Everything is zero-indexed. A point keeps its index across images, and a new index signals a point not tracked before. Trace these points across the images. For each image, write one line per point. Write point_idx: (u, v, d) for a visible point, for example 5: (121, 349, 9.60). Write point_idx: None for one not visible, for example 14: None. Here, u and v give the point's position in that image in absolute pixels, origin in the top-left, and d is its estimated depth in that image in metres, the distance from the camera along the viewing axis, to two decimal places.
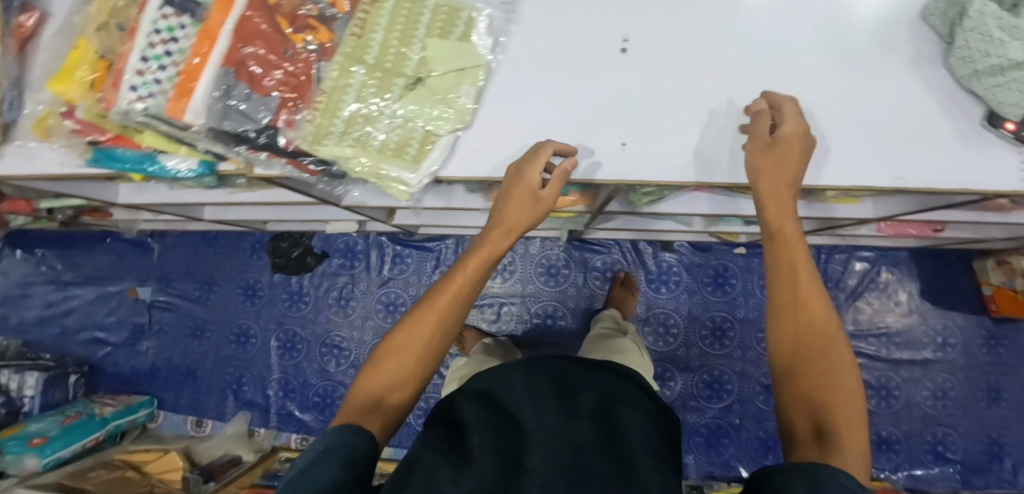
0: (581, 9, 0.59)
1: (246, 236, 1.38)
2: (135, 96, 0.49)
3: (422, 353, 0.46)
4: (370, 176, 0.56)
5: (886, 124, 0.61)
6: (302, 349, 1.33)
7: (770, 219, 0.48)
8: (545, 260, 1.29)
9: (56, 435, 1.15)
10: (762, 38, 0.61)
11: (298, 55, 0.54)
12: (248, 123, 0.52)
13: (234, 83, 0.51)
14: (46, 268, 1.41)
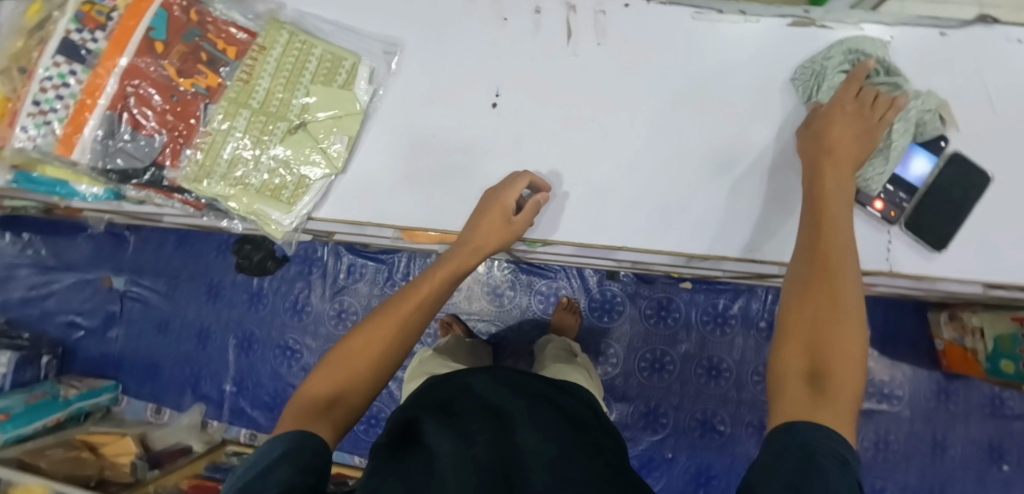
0: (459, 62, 0.61)
1: (213, 237, 1.44)
2: (26, 136, 0.55)
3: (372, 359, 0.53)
4: (248, 214, 0.60)
5: (753, 192, 0.58)
6: (258, 349, 1.40)
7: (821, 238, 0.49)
8: (492, 280, 1.31)
9: (19, 413, 1.24)
10: (641, 94, 0.59)
11: (186, 97, 0.58)
12: (134, 163, 0.58)
13: (117, 126, 0.57)
14: (32, 253, 1.50)
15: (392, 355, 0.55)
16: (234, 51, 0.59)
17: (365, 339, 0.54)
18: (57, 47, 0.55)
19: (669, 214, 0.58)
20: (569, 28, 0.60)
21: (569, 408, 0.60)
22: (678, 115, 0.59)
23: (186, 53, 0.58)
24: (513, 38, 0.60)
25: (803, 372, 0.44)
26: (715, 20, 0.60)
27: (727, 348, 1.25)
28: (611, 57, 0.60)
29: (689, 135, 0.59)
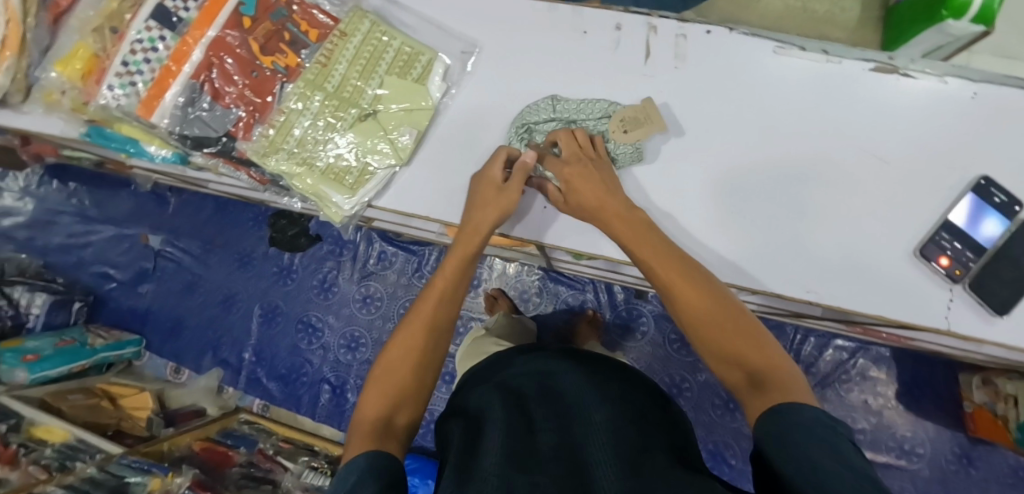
0: (533, 69, 0.61)
1: (250, 209, 1.47)
2: (112, 94, 0.57)
3: (410, 362, 0.57)
4: (311, 195, 0.62)
5: (815, 235, 0.57)
6: (280, 322, 1.42)
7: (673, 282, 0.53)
8: (520, 284, 1.31)
9: (48, 355, 1.27)
10: (713, 121, 0.59)
11: (265, 73, 0.59)
12: (208, 132, 0.60)
13: (198, 96, 0.59)
14: (76, 201, 1.54)
15: (425, 354, 0.58)
16: (316, 35, 0.60)
17: (392, 363, 0.57)
18: (150, 12, 0.57)
19: (733, 253, 0.58)
20: (648, 48, 0.60)
21: (612, 384, 0.67)
22: (743, 147, 0.59)
23: (272, 32, 0.59)
24: (589, 53, 0.61)
25: (745, 382, 0.49)
26: (797, 58, 0.59)
27: None
28: (687, 83, 0.59)
29: (758, 170, 0.58)
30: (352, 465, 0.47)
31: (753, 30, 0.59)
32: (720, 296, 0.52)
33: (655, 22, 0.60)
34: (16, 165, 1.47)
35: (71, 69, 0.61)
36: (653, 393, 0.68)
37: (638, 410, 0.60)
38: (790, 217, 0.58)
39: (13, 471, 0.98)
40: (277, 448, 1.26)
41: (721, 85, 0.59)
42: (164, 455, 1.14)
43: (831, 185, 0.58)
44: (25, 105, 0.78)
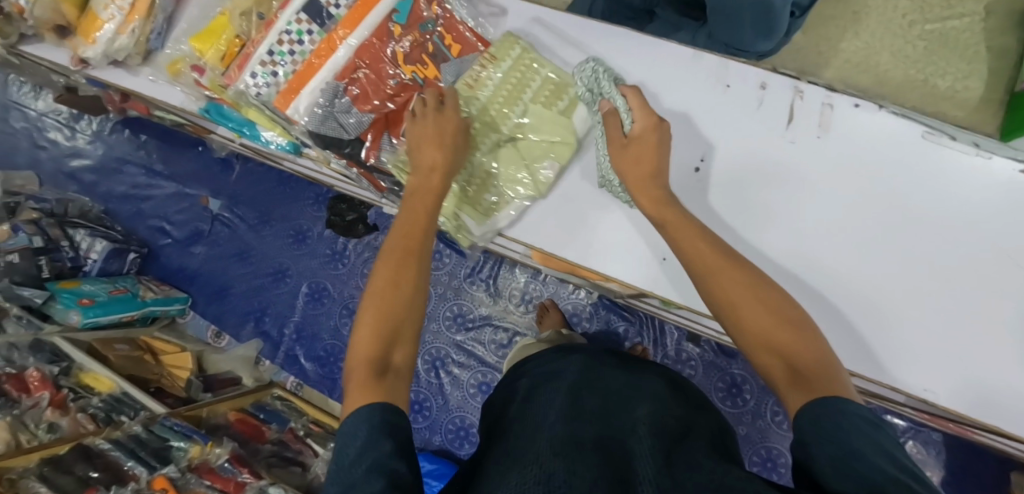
0: (683, 120, 0.62)
1: (312, 188, 1.48)
2: (255, 82, 0.60)
3: (398, 306, 0.52)
4: (446, 218, 0.67)
5: (938, 326, 0.57)
6: (325, 304, 1.43)
7: (721, 283, 0.51)
8: (571, 307, 1.30)
9: (102, 301, 1.29)
10: (848, 195, 0.60)
11: (403, 83, 0.62)
12: (341, 134, 0.62)
13: (340, 97, 0.61)
14: (143, 154, 1.57)
15: (404, 283, 0.53)
16: (458, 50, 0.64)
17: (387, 289, 0.52)
18: (302, 4, 0.59)
19: (850, 332, 0.58)
20: (793, 112, 0.61)
21: (651, 389, 0.65)
22: (873, 226, 0.59)
23: (418, 41, 0.62)
24: (733, 110, 0.62)
25: (787, 376, 0.46)
26: (945, 146, 0.59)
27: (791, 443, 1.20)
28: (827, 152, 0.60)
29: (879, 248, 0.59)
30: (359, 417, 0.43)
31: (905, 111, 0.60)
32: (768, 294, 0.50)
33: (802, 87, 0.61)
34: (94, 111, 1.50)
35: (210, 48, 0.63)
36: (692, 401, 0.66)
37: (679, 414, 0.58)
38: (899, 298, 0.58)
39: (62, 417, 0.99)
40: (307, 430, 1.26)
41: (859, 159, 0.60)
42: (201, 421, 1.15)
43: (958, 281, 0.58)
44: (141, 68, 0.79)
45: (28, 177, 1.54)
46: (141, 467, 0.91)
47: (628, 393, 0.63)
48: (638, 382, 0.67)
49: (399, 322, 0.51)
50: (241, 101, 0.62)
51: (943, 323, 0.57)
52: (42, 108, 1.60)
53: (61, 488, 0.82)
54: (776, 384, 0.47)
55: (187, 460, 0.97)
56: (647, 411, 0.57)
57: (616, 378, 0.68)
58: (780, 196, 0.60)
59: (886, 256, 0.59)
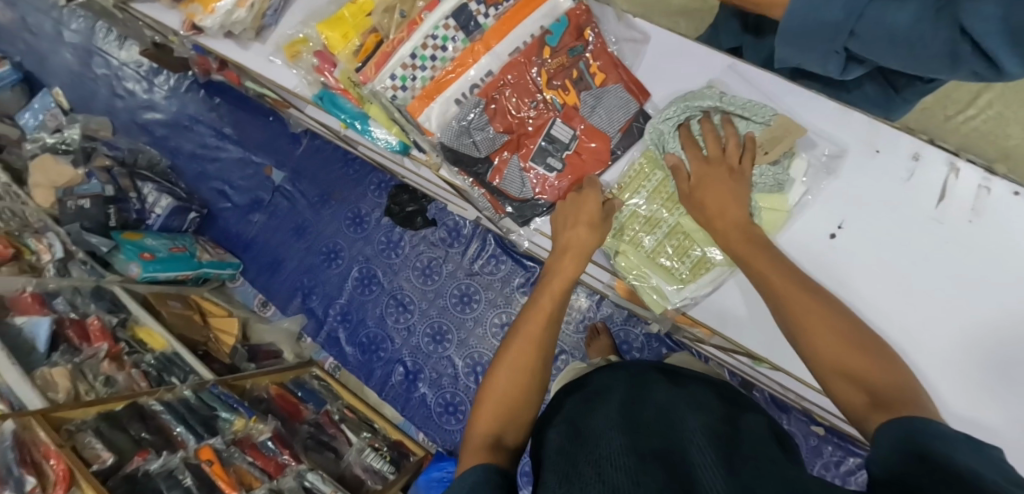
0: (835, 185, 0.62)
1: (375, 174, 1.47)
2: (391, 84, 0.58)
3: (518, 397, 0.56)
4: (629, 274, 0.64)
5: None
6: (374, 291, 1.43)
7: (805, 319, 0.52)
8: (622, 334, 1.27)
9: (161, 257, 1.30)
10: (986, 282, 0.60)
11: (541, 105, 0.61)
12: (472, 151, 0.61)
13: (478, 114, 0.59)
14: (215, 116, 1.58)
15: (529, 364, 0.57)
16: (602, 78, 0.62)
17: (512, 365, 0.57)
18: (452, 10, 0.58)
19: (967, 412, 0.60)
20: (945, 191, 0.60)
21: (703, 397, 0.62)
22: (1009, 317, 0.59)
23: (564, 67, 0.61)
24: (885, 181, 0.61)
25: (867, 405, 0.46)
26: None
27: None
28: (971, 237, 0.60)
29: (998, 336, 0.59)
30: (467, 475, 0.45)
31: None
32: (854, 334, 0.50)
33: (960, 165, 0.60)
34: (175, 68, 1.52)
35: (343, 38, 0.62)
36: (736, 403, 0.63)
37: (727, 419, 0.55)
38: (1001, 386, 0.60)
39: (119, 372, 1.00)
40: (342, 415, 1.26)
41: (1003, 248, 0.59)
42: (244, 391, 1.16)
43: None
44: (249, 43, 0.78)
45: (103, 124, 1.57)
46: (189, 434, 0.91)
47: (678, 400, 0.60)
48: (692, 391, 0.64)
49: (517, 410, 0.55)
50: (370, 98, 0.61)
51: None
52: (124, 58, 1.63)
53: (116, 447, 0.82)
54: (857, 417, 0.47)
55: (232, 433, 0.97)
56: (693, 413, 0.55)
57: (668, 388, 0.65)
58: (909, 273, 0.61)
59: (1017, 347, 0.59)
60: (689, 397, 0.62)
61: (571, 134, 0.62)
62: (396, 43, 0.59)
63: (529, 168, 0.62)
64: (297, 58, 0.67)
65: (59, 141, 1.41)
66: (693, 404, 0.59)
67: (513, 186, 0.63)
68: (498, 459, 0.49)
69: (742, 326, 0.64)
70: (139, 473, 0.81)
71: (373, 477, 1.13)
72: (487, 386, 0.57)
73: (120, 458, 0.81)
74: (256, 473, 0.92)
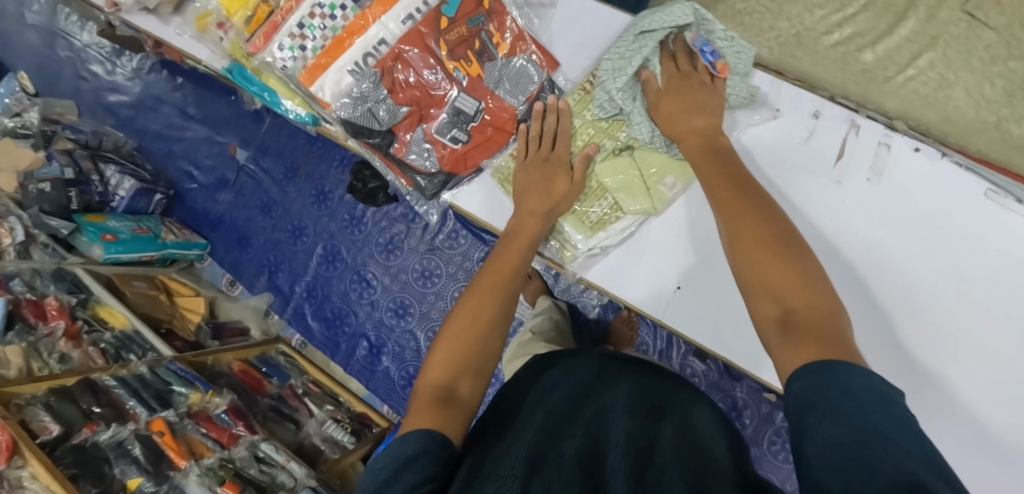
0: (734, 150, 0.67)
1: (337, 150, 1.47)
2: (282, 55, 0.70)
3: (482, 333, 0.60)
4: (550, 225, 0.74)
5: (984, 370, 0.59)
6: (338, 268, 1.44)
7: (741, 230, 0.54)
8: (578, 303, 1.28)
9: (124, 239, 1.31)
10: (888, 238, 0.61)
11: (446, 75, 0.71)
12: (373, 124, 0.73)
13: (376, 87, 0.71)
14: (179, 95, 1.58)
15: (487, 332, 0.60)
16: (506, 49, 0.72)
17: (461, 326, 0.60)
18: None
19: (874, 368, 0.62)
20: (844, 148, 0.63)
21: (644, 392, 0.65)
22: (911, 271, 0.61)
23: (464, 37, 0.70)
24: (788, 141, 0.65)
25: (777, 323, 0.48)
26: (1009, 209, 0.58)
27: (783, 476, 1.17)
28: (884, 203, 0.61)
29: (913, 311, 0.61)
30: (407, 436, 0.48)
31: (970, 164, 0.60)
32: (797, 285, 0.49)
33: (860, 122, 0.63)
34: (135, 48, 1.51)
35: (239, 12, 0.71)
36: (658, 397, 0.64)
37: (649, 418, 0.58)
38: (914, 365, 0.61)
39: (75, 349, 1.04)
40: (306, 389, 1.29)
41: (911, 213, 0.61)
42: (205, 368, 1.20)
43: (1003, 327, 0.58)
44: (173, 18, 0.78)
45: (68, 107, 1.57)
46: (141, 407, 0.94)
47: (620, 393, 0.63)
48: (624, 383, 0.67)
49: (467, 345, 0.59)
50: (265, 67, 0.72)
51: (953, 391, 0.60)
52: (87, 40, 1.61)
53: (65, 419, 0.86)
54: (768, 335, 0.48)
55: (186, 406, 1.00)
56: (588, 420, 0.57)
57: (608, 375, 0.68)
58: (812, 233, 0.64)
59: (923, 302, 0.61)
60: (629, 394, 0.63)
61: (475, 107, 0.73)
62: (286, 13, 0.69)
63: (435, 138, 0.74)
64: (208, 31, 0.76)
65: (19, 125, 1.41)
66: (619, 398, 0.62)
67: (420, 157, 0.75)
68: (442, 417, 0.51)
69: (633, 275, 0.71)
70: (88, 443, 0.85)
71: (332, 448, 1.18)
72: (435, 352, 0.59)
73: (69, 429, 0.86)
74: (209, 443, 0.95)
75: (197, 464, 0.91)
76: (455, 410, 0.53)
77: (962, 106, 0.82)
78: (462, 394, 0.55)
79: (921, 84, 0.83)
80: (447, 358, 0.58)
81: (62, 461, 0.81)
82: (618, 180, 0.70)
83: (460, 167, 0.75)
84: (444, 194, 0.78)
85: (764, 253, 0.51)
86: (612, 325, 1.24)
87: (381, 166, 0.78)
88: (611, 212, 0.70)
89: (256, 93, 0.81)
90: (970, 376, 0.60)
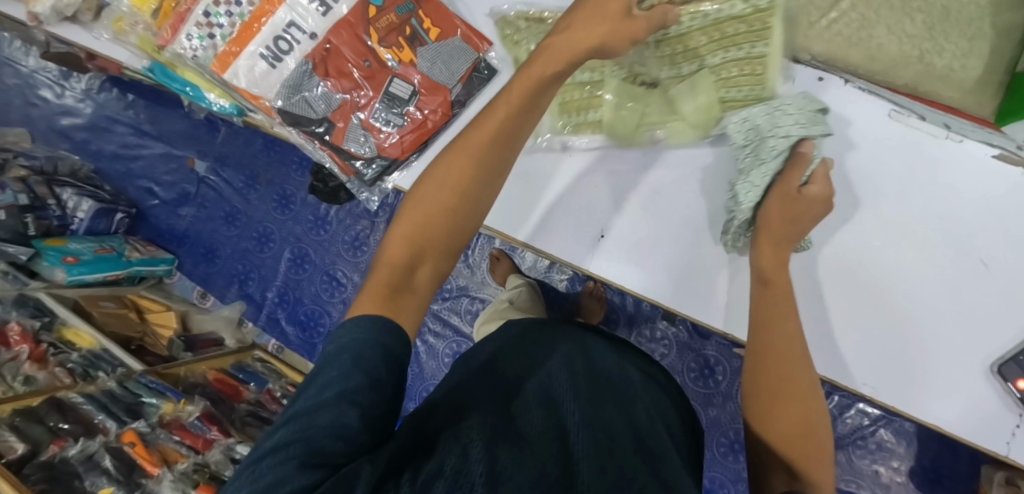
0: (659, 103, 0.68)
1: (295, 153, 1.46)
2: (190, 44, 0.71)
3: (453, 211, 0.56)
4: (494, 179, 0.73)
5: (913, 306, 0.61)
6: (308, 270, 1.44)
7: (776, 383, 0.55)
8: (547, 279, 1.29)
9: (87, 259, 1.31)
10: None
11: (378, 59, 0.72)
12: (309, 112, 0.73)
13: (308, 75, 0.72)
14: (132, 113, 1.56)
15: (461, 220, 0.56)
16: (436, 33, 0.71)
17: (432, 192, 0.56)
18: None
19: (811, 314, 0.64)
20: None
21: (614, 369, 0.63)
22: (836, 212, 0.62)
23: (395, 24, 0.71)
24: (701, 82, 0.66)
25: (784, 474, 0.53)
26: (914, 126, 0.60)
27: None
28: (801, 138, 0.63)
29: (840, 254, 0.63)
30: (348, 331, 0.47)
31: (872, 87, 0.62)
32: (807, 431, 0.54)
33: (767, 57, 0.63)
34: (81, 69, 1.48)
35: (147, 8, 0.74)
36: (627, 380, 0.62)
37: (616, 398, 0.56)
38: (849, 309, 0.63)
39: (40, 371, 1.04)
40: (285, 391, 1.29)
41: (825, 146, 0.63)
42: (178, 379, 1.20)
43: (927, 265, 0.60)
44: (94, 25, 0.79)
45: (21, 135, 1.55)
46: (110, 420, 0.94)
47: (588, 365, 0.61)
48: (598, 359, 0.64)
49: (444, 219, 0.55)
50: (178, 59, 0.75)
51: (884, 319, 0.62)
52: (32, 65, 1.56)
53: (31, 439, 0.86)
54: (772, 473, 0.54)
55: (158, 416, 0.99)
56: (541, 383, 0.55)
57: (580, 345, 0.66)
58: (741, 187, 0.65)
59: (849, 245, 0.62)
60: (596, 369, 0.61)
61: (409, 90, 0.72)
62: (192, 3, 0.71)
63: (371, 123, 0.73)
64: (127, 34, 0.77)
65: None
66: (590, 371, 0.60)
67: (356, 143, 0.74)
68: (397, 306, 0.51)
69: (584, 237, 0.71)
70: (56, 459, 0.86)
71: None
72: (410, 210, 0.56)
73: (34, 448, 0.85)
74: (182, 450, 0.96)
75: (170, 470, 0.91)
76: (410, 300, 0.53)
77: (887, 43, 0.77)
78: (422, 279, 0.54)
79: (844, 25, 0.78)
80: (412, 234, 0.55)
81: (31, 478, 0.81)
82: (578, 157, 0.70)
83: (396, 152, 0.73)
84: (386, 181, 0.76)
85: (786, 371, 0.56)
86: (580, 298, 1.25)
87: (316, 151, 0.77)
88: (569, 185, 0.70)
89: (180, 89, 0.81)
90: (902, 314, 0.62)
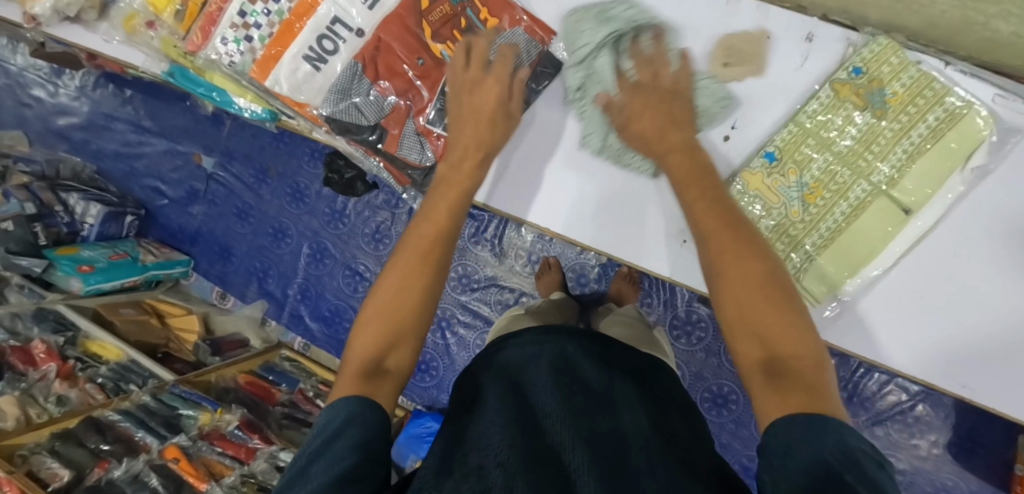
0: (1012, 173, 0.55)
1: (306, 143, 1.39)
2: (228, 47, 0.66)
3: (422, 294, 0.50)
4: (739, 225, 0.62)
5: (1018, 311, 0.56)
6: (328, 265, 1.41)
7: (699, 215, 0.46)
8: (578, 266, 1.25)
9: (102, 267, 1.27)
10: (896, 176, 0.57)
11: (433, 57, 0.66)
12: (360, 119, 0.68)
13: (358, 78, 0.66)
14: (130, 109, 1.49)
15: (428, 303, 0.51)
16: (492, 24, 0.66)
17: (393, 282, 0.51)
18: None
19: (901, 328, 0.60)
20: (806, 52, 0.60)
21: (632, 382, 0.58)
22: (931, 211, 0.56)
23: (448, 18, 0.65)
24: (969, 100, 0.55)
25: (761, 368, 0.40)
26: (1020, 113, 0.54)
27: None
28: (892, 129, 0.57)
29: (926, 262, 0.58)
30: (330, 417, 0.44)
31: (976, 70, 0.55)
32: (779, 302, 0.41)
33: (816, 31, 0.59)
34: (73, 66, 1.40)
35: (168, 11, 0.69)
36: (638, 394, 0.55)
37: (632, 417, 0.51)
38: (939, 323, 0.59)
39: (71, 389, 1.02)
40: (317, 391, 1.27)
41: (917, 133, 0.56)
42: (209, 386, 1.18)
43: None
44: (100, 25, 0.74)
45: (17, 138, 1.49)
46: (151, 436, 0.92)
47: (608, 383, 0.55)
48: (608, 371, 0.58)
49: (405, 323, 0.49)
50: (206, 64, 0.71)
51: (977, 327, 0.58)
52: (21, 63, 1.48)
53: (73, 461, 0.85)
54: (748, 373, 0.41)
55: (198, 428, 0.97)
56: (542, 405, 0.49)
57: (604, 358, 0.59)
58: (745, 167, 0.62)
59: (934, 250, 0.58)
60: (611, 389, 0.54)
61: None
62: (223, 3, 0.66)
63: (427, 129, 0.68)
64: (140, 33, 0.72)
65: None
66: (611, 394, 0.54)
67: (411, 151, 0.69)
68: (376, 395, 0.46)
69: (658, 249, 0.67)
70: (102, 482, 0.85)
71: None
72: (368, 313, 0.50)
73: (79, 472, 0.84)
74: (227, 461, 0.94)
75: (218, 483, 0.91)
76: (384, 386, 0.47)
77: None
78: (394, 366, 0.48)
79: None
80: (375, 329, 0.49)
81: None
82: (804, 200, 0.60)
83: None
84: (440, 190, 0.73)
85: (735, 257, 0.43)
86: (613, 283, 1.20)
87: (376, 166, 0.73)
88: (818, 253, 0.60)
89: (203, 94, 0.79)
90: (1000, 321, 0.57)
